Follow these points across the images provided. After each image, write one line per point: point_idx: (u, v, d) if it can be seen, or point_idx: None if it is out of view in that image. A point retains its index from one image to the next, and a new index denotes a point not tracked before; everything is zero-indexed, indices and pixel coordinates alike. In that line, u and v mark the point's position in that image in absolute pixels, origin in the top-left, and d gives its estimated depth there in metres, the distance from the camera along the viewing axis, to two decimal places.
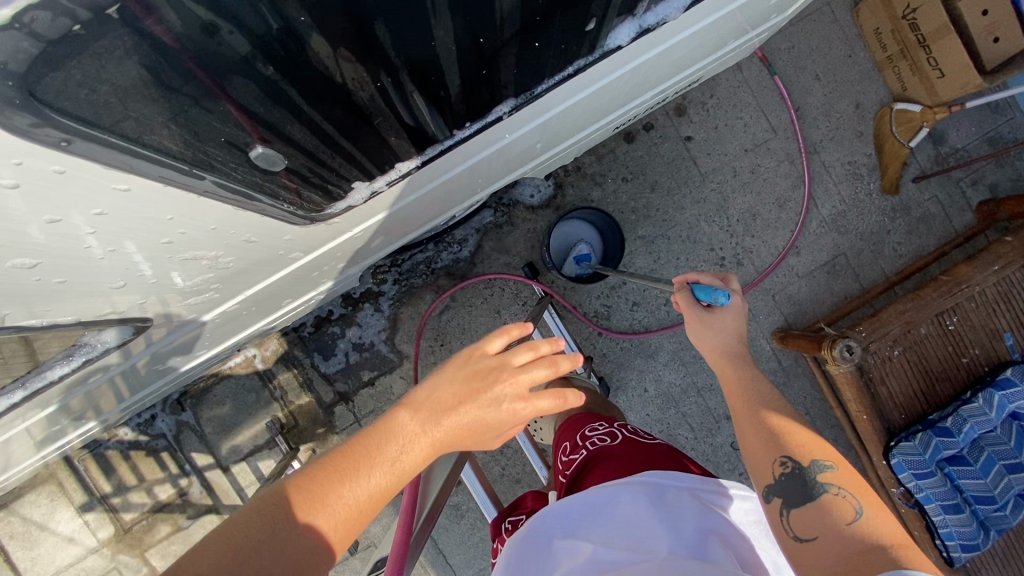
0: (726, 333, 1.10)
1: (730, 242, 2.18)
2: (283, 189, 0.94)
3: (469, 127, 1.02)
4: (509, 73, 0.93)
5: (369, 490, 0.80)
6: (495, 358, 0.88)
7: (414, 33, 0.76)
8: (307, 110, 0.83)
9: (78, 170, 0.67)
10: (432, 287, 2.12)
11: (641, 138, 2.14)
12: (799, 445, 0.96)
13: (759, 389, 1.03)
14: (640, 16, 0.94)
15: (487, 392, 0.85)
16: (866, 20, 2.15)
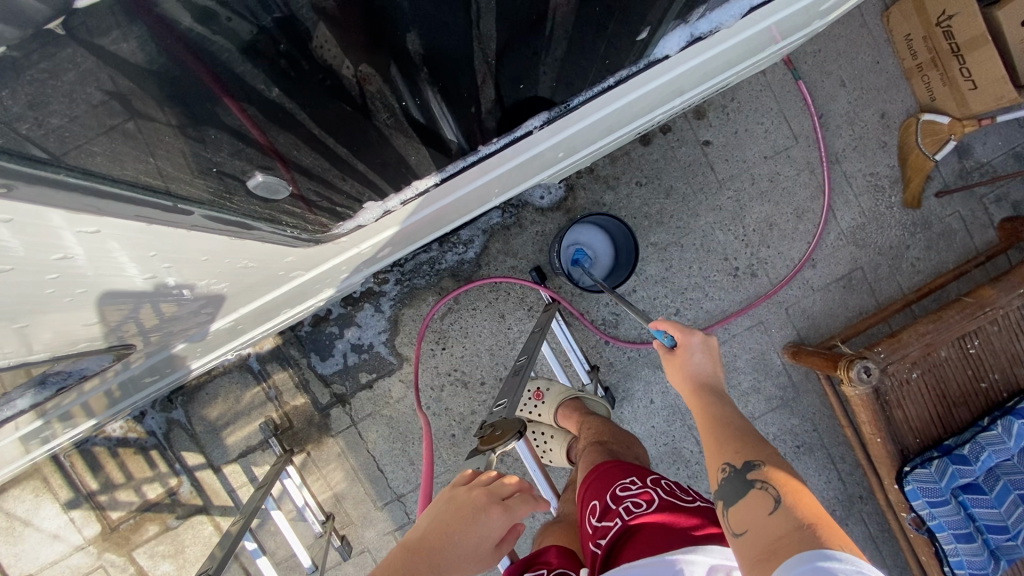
0: (695, 371, 1.06)
1: (745, 251, 2.11)
2: (285, 214, 0.90)
3: (497, 141, 0.95)
4: (548, 81, 0.88)
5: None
6: (475, 481, 0.88)
7: (436, 12, 0.68)
8: (314, 130, 0.79)
9: (29, 220, 0.60)
10: (435, 289, 2.04)
11: (658, 140, 2.06)
12: (736, 449, 0.90)
13: (715, 413, 0.97)
14: (692, 24, 0.89)
15: (470, 506, 0.82)
16: (897, 25, 2.06)
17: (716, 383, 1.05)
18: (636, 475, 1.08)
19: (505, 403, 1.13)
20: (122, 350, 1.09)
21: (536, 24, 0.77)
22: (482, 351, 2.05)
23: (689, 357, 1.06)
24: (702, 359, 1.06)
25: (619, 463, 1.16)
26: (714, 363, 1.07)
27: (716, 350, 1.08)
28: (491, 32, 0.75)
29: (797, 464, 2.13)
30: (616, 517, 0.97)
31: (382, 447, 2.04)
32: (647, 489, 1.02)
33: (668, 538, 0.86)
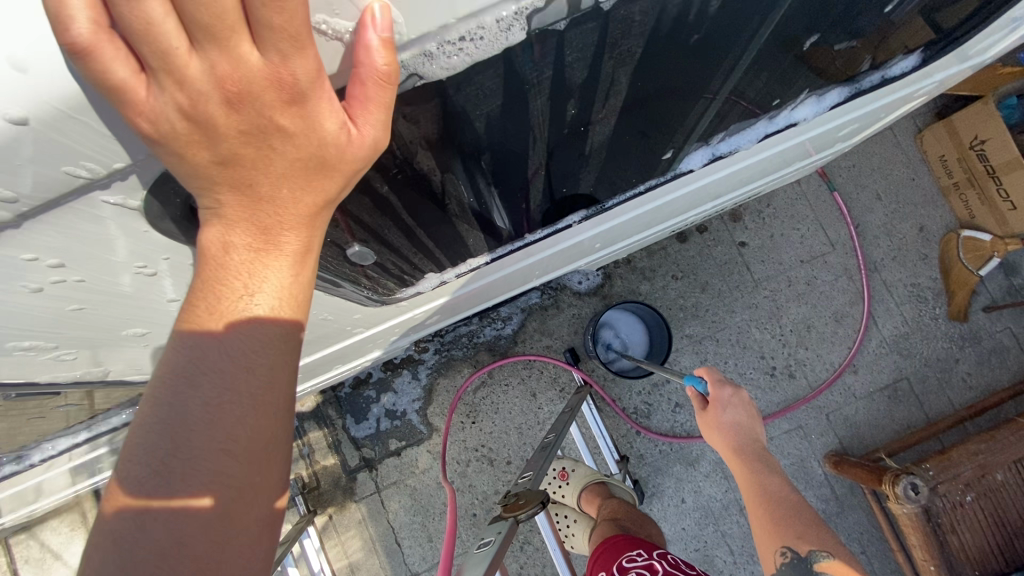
0: (726, 425, 1.18)
1: (782, 351, 2.10)
2: (363, 276, 0.85)
3: (539, 231, 0.97)
4: (590, 179, 0.85)
5: (254, 352, 0.60)
6: (234, 109, 0.46)
7: (507, 121, 0.61)
8: (411, 224, 0.77)
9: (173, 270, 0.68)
10: (471, 362, 2.12)
11: (694, 238, 2.16)
12: (797, 535, 1.01)
13: (764, 485, 1.10)
14: (713, 145, 0.87)
15: (282, 160, 0.50)
16: (931, 147, 2.17)
17: (750, 432, 1.18)
18: (643, 547, 1.07)
19: (530, 476, 1.16)
20: None
21: (581, 128, 0.69)
22: (510, 428, 2.07)
23: (722, 414, 1.18)
24: (735, 414, 1.18)
25: (627, 537, 1.14)
26: (744, 413, 1.19)
27: (749, 404, 1.20)
28: (542, 149, 0.71)
29: None
30: None
31: (403, 519, 2.03)
32: (651, 561, 1.00)
33: None
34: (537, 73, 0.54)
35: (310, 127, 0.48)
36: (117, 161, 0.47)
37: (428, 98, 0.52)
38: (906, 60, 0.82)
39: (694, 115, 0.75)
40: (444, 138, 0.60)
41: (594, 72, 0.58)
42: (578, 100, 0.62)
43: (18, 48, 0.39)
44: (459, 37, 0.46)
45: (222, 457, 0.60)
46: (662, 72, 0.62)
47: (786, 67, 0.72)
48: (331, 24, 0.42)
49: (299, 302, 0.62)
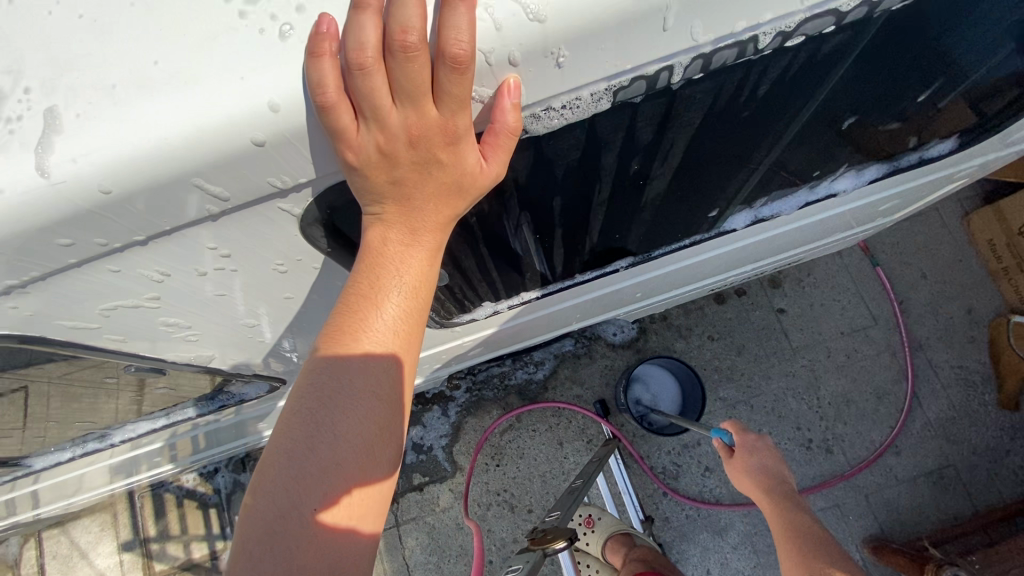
0: (754, 474, 1.20)
1: (819, 423, 2.05)
2: (434, 298, 0.89)
3: (586, 273, 1.00)
4: (640, 231, 0.91)
5: (388, 339, 0.68)
6: (411, 147, 0.56)
7: (581, 172, 0.69)
8: (484, 257, 0.83)
9: (298, 270, 0.75)
10: (501, 403, 2.15)
11: (731, 301, 2.18)
12: (823, 567, 1.02)
13: (792, 522, 1.12)
14: (757, 208, 0.92)
15: (436, 183, 0.59)
16: (978, 230, 2.16)
17: (779, 477, 1.19)
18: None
19: (557, 516, 1.17)
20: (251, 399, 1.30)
21: (640, 183, 0.76)
22: (534, 475, 2.06)
23: (749, 461, 1.22)
24: (762, 459, 1.21)
25: None
26: (771, 457, 1.22)
27: (775, 448, 1.23)
28: (603, 200, 0.78)
29: None
30: None
31: (419, 557, 2.01)
32: None
33: None
34: (611, 134, 0.63)
35: (456, 164, 0.57)
36: (302, 177, 0.57)
37: (521, 148, 0.60)
38: (942, 144, 0.88)
39: (737, 182, 0.83)
40: (527, 183, 0.68)
41: (658, 137, 0.66)
42: (640, 159, 0.70)
43: (276, 95, 0.51)
44: (561, 105, 0.55)
45: (356, 430, 0.66)
46: (716, 139, 0.70)
47: (828, 143, 0.79)
48: (480, 93, 0.52)
49: (425, 299, 0.70)
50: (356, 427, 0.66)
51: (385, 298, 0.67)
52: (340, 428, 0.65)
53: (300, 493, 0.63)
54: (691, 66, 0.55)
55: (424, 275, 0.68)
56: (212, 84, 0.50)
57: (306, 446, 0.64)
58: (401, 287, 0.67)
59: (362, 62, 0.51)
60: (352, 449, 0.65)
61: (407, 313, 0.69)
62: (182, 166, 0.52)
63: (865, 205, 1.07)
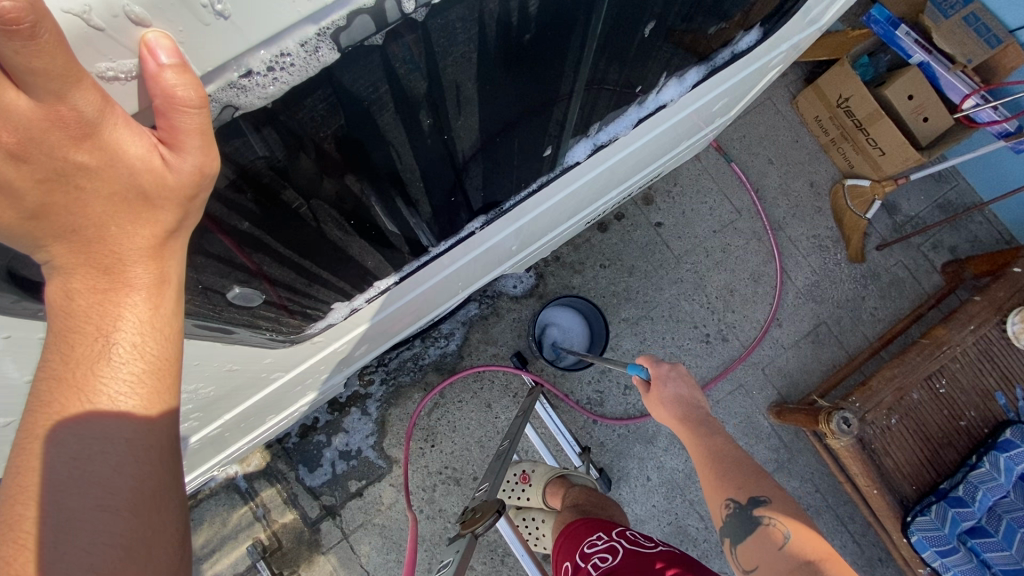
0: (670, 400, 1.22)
1: (713, 317, 2.22)
2: (263, 317, 0.79)
3: (440, 245, 0.92)
4: (476, 187, 0.85)
5: (128, 402, 0.56)
6: (22, 160, 0.44)
7: (361, 142, 0.61)
8: (296, 256, 0.73)
9: (25, 333, 0.63)
10: (421, 385, 2.09)
11: (614, 226, 2.25)
12: (738, 486, 1.07)
13: (708, 445, 1.13)
14: (593, 135, 0.89)
15: (98, 197, 0.48)
16: (806, 109, 2.38)
17: (695, 398, 1.21)
18: (601, 530, 1.09)
19: (487, 487, 1.15)
20: None
21: (440, 139, 0.69)
22: (471, 443, 2.05)
23: (663, 389, 1.23)
24: (677, 387, 1.23)
25: (586, 520, 1.17)
26: (686, 384, 1.23)
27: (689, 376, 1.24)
28: (412, 163, 0.71)
29: None
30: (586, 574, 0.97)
31: (377, 560, 1.96)
32: (611, 542, 1.02)
33: None
34: (369, 87, 0.55)
35: (111, 158, 0.45)
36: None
37: (260, 124, 0.51)
38: (749, 35, 0.90)
39: (554, 120, 0.78)
40: (297, 162, 0.59)
41: (435, 81, 0.59)
42: (428, 111, 0.63)
43: None
44: (266, 66, 0.46)
45: (113, 521, 0.53)
46: (505, 72, 0.64)
47: (634, 57, 0.76)
48: (117, 67, 0.41)
49: (166, 342, 0.59)
50: (95, 532, 0.53)
51: (97, 363, 0.55)
52: (88, 524, 0.53)
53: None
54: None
55: (145, 320, 0.56)
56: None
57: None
58: (122, 339, 0.55)
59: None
60: (92, 561, 0.52)
61: (139, 371, 0.57)
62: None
63: (697, 109, 1.08)
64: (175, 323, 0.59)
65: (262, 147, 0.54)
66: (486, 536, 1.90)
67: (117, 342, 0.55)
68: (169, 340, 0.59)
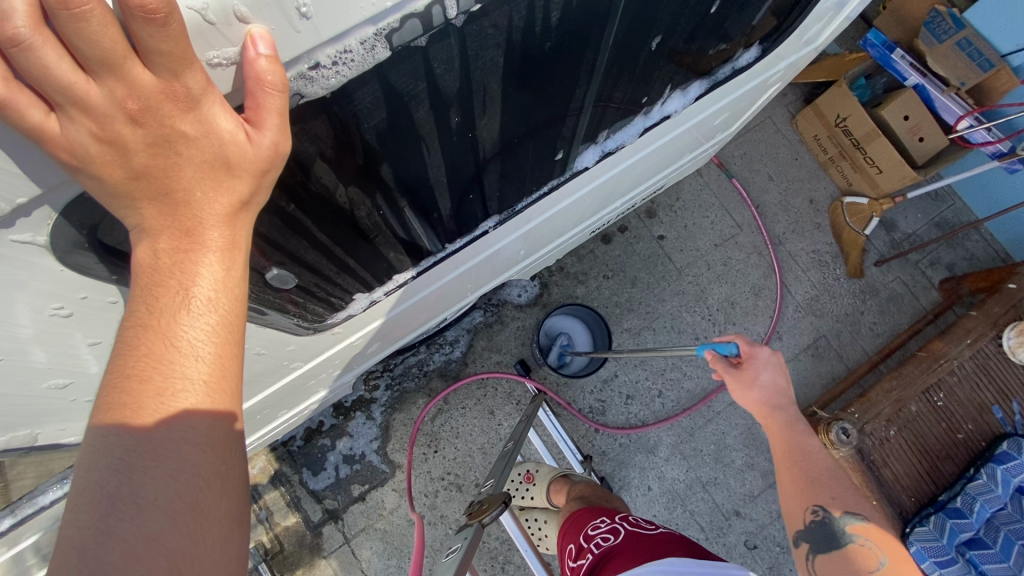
0: (762, 387, 1.12)
1: (713, 330, 2.26)
2: (291, 302, 0.81)
3: (457, 242, 0.96)
4: (494, 189, 0.89)
5: (202, 359, 0.58)
6: (138, 124, 0.47)
7: (399, 135, 0.65)
8: (327, 241, 0.75)
9: (99, 295, 0.65)
10: (425, 391, 2.11)
11: (617, 239, 2.30)
12: (833, 496, 1.01)
13: (805, 449, 1.05)
14: (601, 143, 0.94)
15: (192, 166, 0.51)
16: (805, 128, 2.45)
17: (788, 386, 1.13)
18: (606, 514, 1.12)
19: (492, 483, 1.19)
20: None
21: (463, 136, 0.72)
22: (474, 450, 2.07)
23: (759, 374, 1.12)
24: (773, 373, 1.12)
25: (589, 508, 1.21)
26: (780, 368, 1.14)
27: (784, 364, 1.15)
28: (439, 160, 0.75)
29: None
30: (588, 554, 1.01)
31: (377, 565, 1.96)
32: (614, 524, 1.05)
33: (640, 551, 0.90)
34: (409, 83, 0.59)
35: (209, 131, 0.49)
36: (23, 195, 0.48)
37: (314, 114, 0.56)
38: (749, 52, 0.95)
39: (566, 124, 0.83)
40: (341, 150, 0.62)
41: (466, 81, 0.63)
42: (458, 108, 0.67)
43: None
44: (331, 61, 0.51)
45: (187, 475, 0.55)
46: (527, 76, 0.68)
47: (642, 69, 0.81)
48: (222, 56, 0.46)
49: (237, 301, 0.60)
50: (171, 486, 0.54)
51: (173, 320, 0.56)
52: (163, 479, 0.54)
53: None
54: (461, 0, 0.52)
55: (219, 278, 0.57)
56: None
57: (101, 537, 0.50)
58: (198, 297, 0.57)
59: (15, 37, 0.41)
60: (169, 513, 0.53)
61: (211, 329, 0.58)
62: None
63: (698, 123, 1.13)
64: (243, 284, 0.60)
65: (313, 135, 0.58)
66: (487, 543, 1.91)
67: (194, 298, 0.56)
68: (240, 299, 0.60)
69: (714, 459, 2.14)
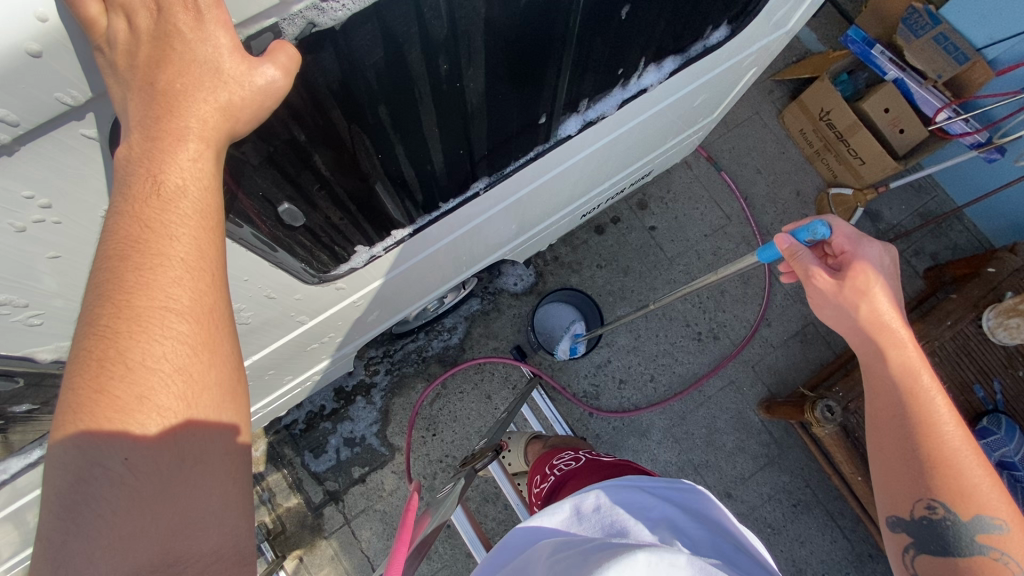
0: (880, 299, 0.94)
1: (704, 316, 2.32)
2: (300, 244, 0.88)
3: (450, 201, 1.04)
4: (484, 146, 0.95)
5: (179, 251, 0.57)
6: (155, 19, 0.54)
7: (402, 85, 0.71)
8: (332, 183, 0.81)
9: None
10: (423, 376, 2.18)
11: (610, 229, 2.37)
12: (957, 495, 0.86)
13: (932, 437, 0.87)
14: (583, 112, 1.02)
15: (182, 63, 0.54)
16: (791, 123, 2.53)
17: (901, 306, 0.96)
18: (572, 450, 1.34)
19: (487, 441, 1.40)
20: None
21: (450, 88, 0.77)
22: (471, 432, 2.12)
23: (874, 275, 0.94)
24: (886, 279, 0.95)
25: (554, 449, 1.45)
26: (889, 261, 0.98)
27: (889, 247, 0.98)
28: (434, 115, 0.80)
29: (798, 524, 2.12)
30: (550, 476, 1.26)
31: (377, 545, 2.01)
32: (577, 455, 1.28)
33: (601, 470, 1.11)
34: (403, 26, 0.62)
35: (203, 33, 0.52)
36: (87, 92, 0.51)
37: (322, 46, 0.59)
38: (718, 31, 1.04)
39: (548, 89, 0.90)
40: (348, 93, 0.67)
41: (453, 30, 0.67)
42: (446, 57, 0.70)
43: (41, 5, 0.45)
44: None
45: (169, 366, 0.56)
46: (510, 30, 0.72)
47: (616, 34, 0.87)
48: None
49: (213, 193, 0.59)
50: (151, 378, 0.55)
51: (147, 211, 0.56)
52: (142, 372, 0.55)
53: (109, 473, 0.53)
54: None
55: (190, 168, 0.57)
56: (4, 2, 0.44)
57: (92, 413, 0.53)
58: (171, 187, 0.56)
59: None
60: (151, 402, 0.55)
61: (187, 219, 0.57)
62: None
63: (678, 99, 1.21)
64: (218, 174, 0.59)
65: (323, 69, 0.62)
66: (484, 523, 1.96)
67: (168, 186, 0.56)
68: (215, 191, 0.59)
69: (705, 442, 2.19)
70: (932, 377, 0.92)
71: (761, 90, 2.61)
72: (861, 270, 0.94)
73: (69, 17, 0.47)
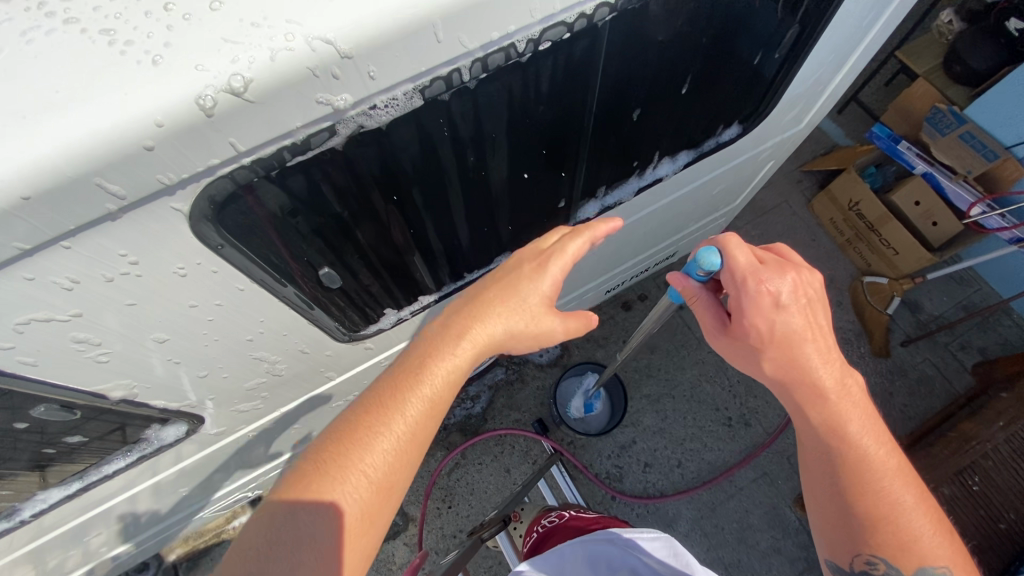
0: (783, 349, 0.88)
1: (735, 401, 2.25)
2: (336, 305, 0.96)
3: (474, 272, 1.12)
4: (506, 225, 1.04)
5: (404, 428, 0.79)
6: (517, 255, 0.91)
7: (433, 172, 0.81)
8: (370, 253, 0.90)
9: (226, 270, 0.72)
10: (443, 444, 2.17)
11: (637, 306, 2.40)
12: (894, 549, 0.87)
13: (865, 492, 0.88)
14: (601, 197, 1.11)
15: (513, 286, 0.88)
16: (821, 211, 2.57)
17: (828, 344, 0.91)
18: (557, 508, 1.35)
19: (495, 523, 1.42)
20: (163, 458, 1.10)
21: (477, 176, 0.86)
22: (487, 508, 2.06)
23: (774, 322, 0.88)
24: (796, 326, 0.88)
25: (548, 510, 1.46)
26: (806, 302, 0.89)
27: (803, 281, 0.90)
28: (462, 198, 0.90)
29: None
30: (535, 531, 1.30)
31: None
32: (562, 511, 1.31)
33: (584, 526, 1.15)
34: (437, 127, 0.72)
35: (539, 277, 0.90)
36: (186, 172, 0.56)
37: (367, 142, 0.69)
38: (730, 129, 1.13)
39: (567, 181, 1.00)
40: (388, 178, 0.77)
41: (477, 131, 0.77)
42: (473, 151, 0.81)
43: (158, 113, 0.51)
44: (383, 104, 0.63)
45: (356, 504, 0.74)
46: (533, 127, 0.82)
47: (629, 133, 0.97)
48: (327, 97, 0.58)
49: (444, 401, 0.83)
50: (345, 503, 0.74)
51: (402, 391, 0.80)
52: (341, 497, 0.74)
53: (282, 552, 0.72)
54: (473, 68, 0.66)
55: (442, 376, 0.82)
56: (104, 101, 0.51)
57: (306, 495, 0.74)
58: (427, 383, 0.81)
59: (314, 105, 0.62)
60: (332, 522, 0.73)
61: (419, 410, 0.80)
62: (76, 164, 0.51)
63: (695, 188, 1.29)
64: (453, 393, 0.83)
65: (366, 158, 0.72)
66: None
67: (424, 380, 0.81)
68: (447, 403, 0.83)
69: (737, 538, 2.04)
70: (869, 425, 0.90)
71: (790, 180, 2.70)
72: (757, 316, 0.88)
73: (178, 121, 0.52)
